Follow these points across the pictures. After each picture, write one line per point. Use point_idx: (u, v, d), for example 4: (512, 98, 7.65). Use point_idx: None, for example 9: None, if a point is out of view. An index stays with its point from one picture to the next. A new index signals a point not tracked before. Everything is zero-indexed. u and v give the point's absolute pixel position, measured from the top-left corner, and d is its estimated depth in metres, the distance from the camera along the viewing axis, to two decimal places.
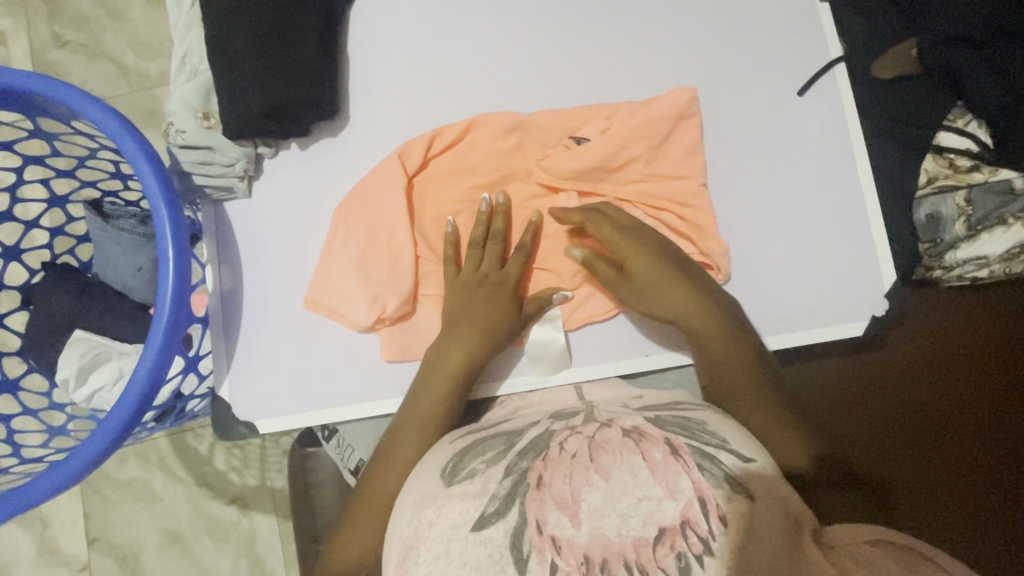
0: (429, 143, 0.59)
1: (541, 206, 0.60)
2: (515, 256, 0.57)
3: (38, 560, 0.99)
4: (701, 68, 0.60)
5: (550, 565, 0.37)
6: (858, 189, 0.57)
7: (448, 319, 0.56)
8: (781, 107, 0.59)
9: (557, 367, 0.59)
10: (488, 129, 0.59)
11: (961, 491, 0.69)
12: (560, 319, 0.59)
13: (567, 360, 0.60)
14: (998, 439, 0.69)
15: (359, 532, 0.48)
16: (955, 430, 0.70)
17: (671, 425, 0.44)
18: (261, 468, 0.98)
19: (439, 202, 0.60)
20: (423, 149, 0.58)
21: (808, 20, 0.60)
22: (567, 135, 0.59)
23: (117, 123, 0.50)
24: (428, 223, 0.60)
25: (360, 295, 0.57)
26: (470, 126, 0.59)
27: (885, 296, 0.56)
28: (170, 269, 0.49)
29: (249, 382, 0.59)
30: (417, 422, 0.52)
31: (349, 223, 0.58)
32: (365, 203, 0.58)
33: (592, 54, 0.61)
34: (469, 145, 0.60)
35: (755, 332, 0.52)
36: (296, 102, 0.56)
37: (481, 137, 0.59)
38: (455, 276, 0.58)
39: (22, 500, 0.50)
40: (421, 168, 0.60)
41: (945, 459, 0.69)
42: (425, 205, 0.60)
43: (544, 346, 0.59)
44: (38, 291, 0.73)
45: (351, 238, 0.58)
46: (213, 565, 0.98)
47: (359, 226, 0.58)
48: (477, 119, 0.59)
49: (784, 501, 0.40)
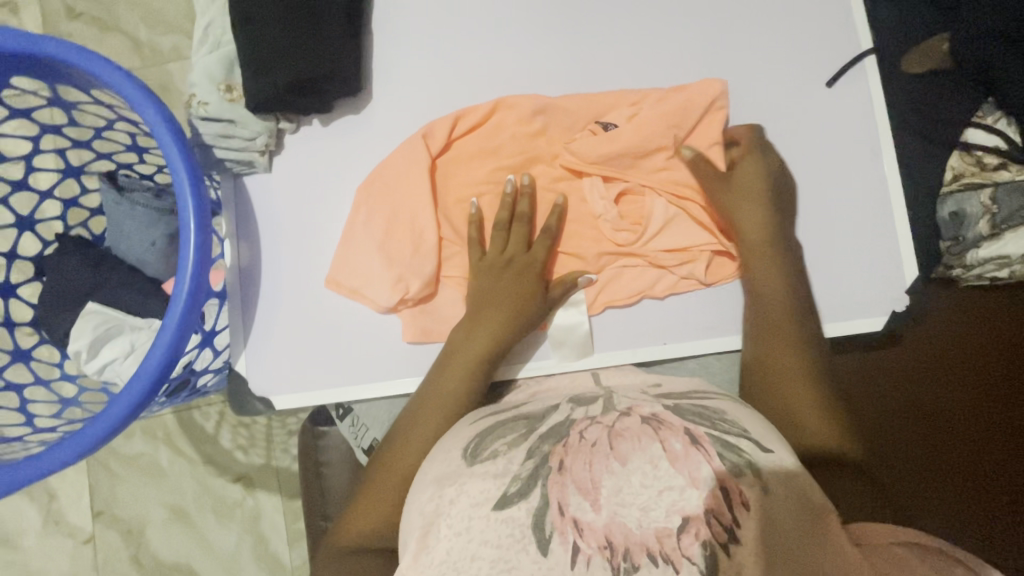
0: (452, 125, 0.58)
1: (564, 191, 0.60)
2: (541, 240, 0.57)
3: (44, 531, 0.99)
4: (729, 56, 0.59)
5: (572, 547, 0.38)
6: (885, 183, 0.57)
7: (472, 301, 0.56)
8: (810, 98, 0.58)
9: (580, 353, 0.59)
10: (513, 112, 0.58)
11: (966, 489, 0.69)
12: (584, 304, 0.59)
13: (590, 347, 0.59)
14: (1007, 439, 0.69)
15: (375, 509, 0.49)
16: (964, 428, 0.70)
17: (690, 414, 0.44)
18: (267, 447, 0.98)
19: (462, 183, 0.59)
20: (448, 130, 0.58)
21: (840, 9, 0.59)
22: (592, 120, 0.59)
23: (139, 91, 0.50)
24: (451, 205, 0.59)
25: (383, 275, 0.56)
26: (495, 107, 0.58)
27: (907, 292, 0.56)
28: (191, 241, 0.49)
29: (267, 358, 0.59)
30: (439, 404, 0.53)
31: (372, 201, 0.57)
32: (387, 183, 0.57)
33: (619, 38, 0.60)
34: (491, 127, 0.59)
35: (776, 321, 0.54)
36: (320, 77, 0.55)
37: (504, 119, 0.59)
38: (480, 258, 0.57)
39: (40, 466, 0.50)
40: (445, 149, 0.59)
41: (952, 457, 0.69)
42: (448, 186, 0.59)
43: (569, 329, 0.58)
44: (52, 262, 0.73)
45: (374, 217, 0.57)
46: (218, 541, 0.99)
47: (382, 207, 0.57)
48: (502, 100, 0.59)
49: (804, 496, 0.41)
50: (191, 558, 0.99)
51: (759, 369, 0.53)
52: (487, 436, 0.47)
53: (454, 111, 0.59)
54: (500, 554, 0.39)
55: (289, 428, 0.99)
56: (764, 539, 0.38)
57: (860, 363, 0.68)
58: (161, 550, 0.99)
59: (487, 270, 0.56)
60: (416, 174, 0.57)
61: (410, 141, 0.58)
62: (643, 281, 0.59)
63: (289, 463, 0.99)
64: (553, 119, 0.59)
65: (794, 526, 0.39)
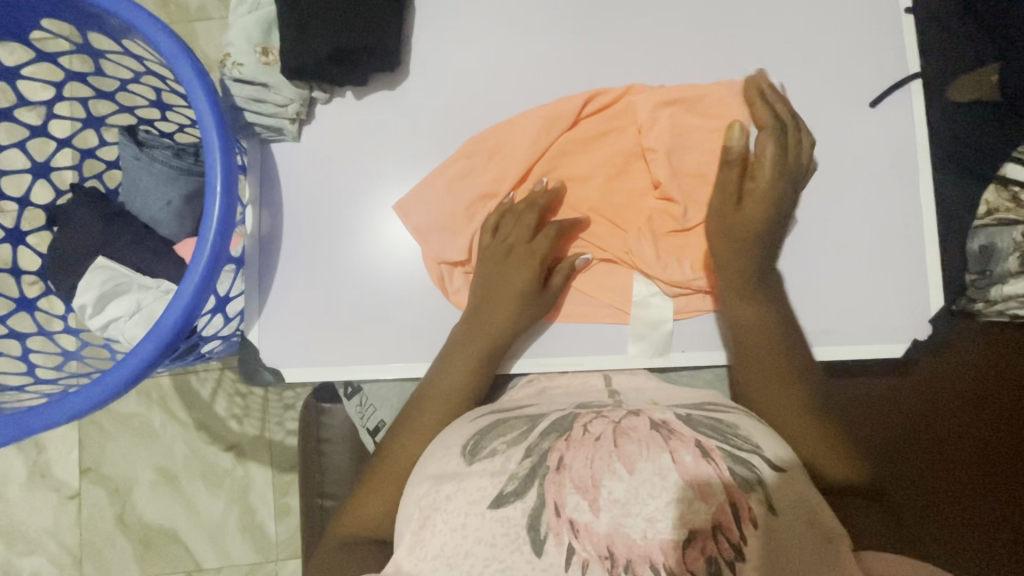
0: (549, 117, 0.57)
1: (596, 186, 0.59)
2: (546, 232, 0.57)
3: (30, 483, 0.98)
4: (775, 67, 0.58)
5: (567, 548, 0.38)
6: (918, 209, 0.56)
7: (479, 290, 0.56)
8: (851, 118, 0.57)
9: (658, 350, 0.56)
10: (644, 100, 0.57)
11: (967, 526, 0.64)
12: (671, 308, 0.57)
13: (668, 346, 0.57)
14: (1008, 479, 0.65)
15: (384, 489, 0.49)
16: (970, 463, 0.65)
17: (702, 426, 0.43)
18: (262, 418, 0.98)
19: (576, 166, 0.59)
20: (576, 110, 0.57)
21: (891, 30, 0.58)
22: (634, 118, 0.58)
23: (175, 45, 0.48)
24: (523, 187, 0.59)
25: (453, 246, 0.58)
26: (625, 93, 0.58)
27: (929, 322, 0.55)
28: (218, 203, 0.48)
29: (281, 329, 0.58)
30: (445, 387, 0.53)
31: (440, 178, 0.58)
32: (471, 161, 0.58)
33: (666, 37, 0.59)
34: (596, 118, 0.59)
35: (750, 322, 0.53)
36: (360, 48, 0.54)
37: (595, 109, 0.58)
38: (484, 246, 0.58)
39: (35, 421, 0.49)
40: (571, 129, 0.58)
41: (955, 490, 0.64)
42: (560, 168, 0.59)
43: (653, 325, 0.57)
44: (65, 213, 0.71)
45: (466, 190, 0.58)
46: (205, 507, 0.98)
47: (443, 187, 0.58)
48: (633, 86, 0.58)
49: (816, 520, 0.41)
50: (177, 522, 0.98)
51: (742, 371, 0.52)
52: (487, 433, 0.45)
53: (586, 90, 0.59)
54: (495, 553, 0.38)
55: (285, 402, 0.98)
56: (770, 554, 0.38)
57: (879, 386, 0.64)
58: (146, 512, 0.98)
59: (498, 260, 0.56)
60: (505, 153, 0.58)
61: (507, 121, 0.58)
62: (666, 285, 0.57)
63: (282, 437, 0.98)
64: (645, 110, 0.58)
65: (802, 545, 0.39)
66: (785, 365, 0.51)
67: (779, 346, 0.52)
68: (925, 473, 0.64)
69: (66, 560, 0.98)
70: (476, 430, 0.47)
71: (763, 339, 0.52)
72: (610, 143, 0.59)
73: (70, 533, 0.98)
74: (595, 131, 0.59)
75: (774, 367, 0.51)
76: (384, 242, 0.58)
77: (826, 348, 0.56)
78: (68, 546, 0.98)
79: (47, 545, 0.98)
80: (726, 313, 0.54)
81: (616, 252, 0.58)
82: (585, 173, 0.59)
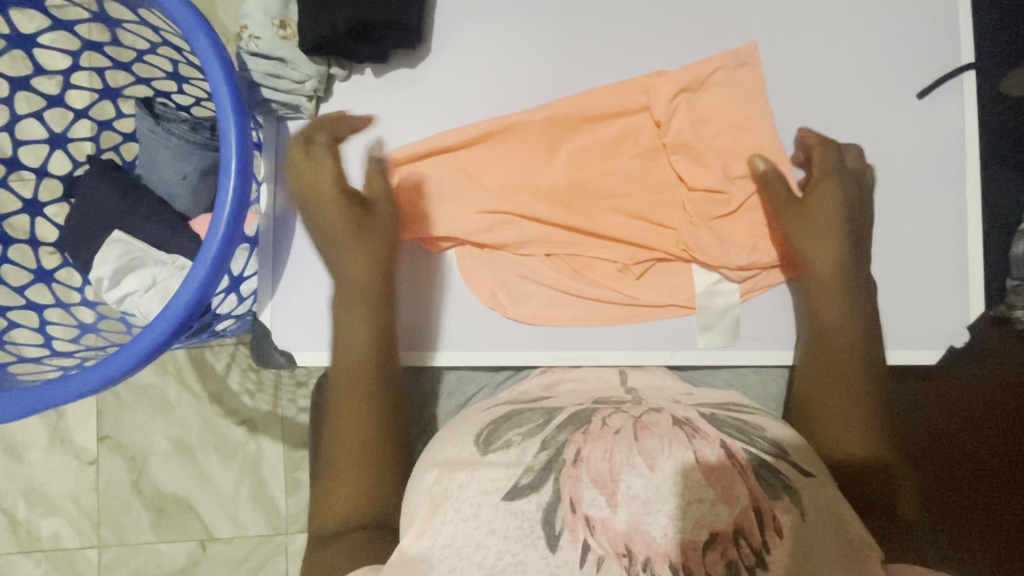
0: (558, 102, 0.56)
1: (608, 177, 0.56)
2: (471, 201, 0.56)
3: (50, 447, 1.01)
4: (819, 53, 0.55)
5: (582, 545, 0.37)
6: (963, 210, 0.53)
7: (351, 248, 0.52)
8: (898, 110, 0.54)
9: (727, 339, 0.55)
10: (659, 85, 0.54)
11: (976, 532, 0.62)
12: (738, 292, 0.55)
13: (733, 339, 0.56)
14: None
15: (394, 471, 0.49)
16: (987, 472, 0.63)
17: (728, 427, 0.42)
18: (275, 395, 0.99)
19: (590, 155, 0.56)
20: (583, 96, 0.55)
21: (946, 16, 0.54)
22: (649, 100, 0.55)
23: (193, 16, 0.47)
24: (534, 176, 0.56)
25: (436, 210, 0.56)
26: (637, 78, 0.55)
27: (967, 328, 0.53)
28: (231, 182, 0.47)
29: (294, 311, 0.57)
30: (356, 355, 0.50)
31: (434, 183, 0.56)
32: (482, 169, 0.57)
33: (705, 19, 0.56)
34: (608, 102, 0.55)
35: (849, 327, 0.50)
36: (382, 23, 0.52)
37: (606, 103, 0.55)
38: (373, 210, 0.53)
39: (49, 394, 0.49)
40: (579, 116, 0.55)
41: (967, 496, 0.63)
42: (569, 155, 0.56)
43: (719, 313, 0.55)
44: (82, 184, 0.71)
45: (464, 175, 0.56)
46: (218, 478, 1.00)
47: (438, 203, 0.56)
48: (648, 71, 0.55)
49: (846, 537, 0.38)
50: (190, 491, 1.00)
51: (813, 381, 0.49)
52: (503, 424, 0.45)
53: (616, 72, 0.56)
54: (508, 546, 0.37)
55: (298, 378, 0.98)
56: (792, 563, 0.36)
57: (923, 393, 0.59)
58: (161, 480, 1.00)
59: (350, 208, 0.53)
60: (513, 162, 0.56)
61: (505, 118, 0.56)
62: (732, 271, 0.55)
63: (294, 414, 0.99)
64: (660, 96, 0.54)
65: (832, 564, 0.37)
66: (872, 374, 0.48)
67: (874, 349, 0.50)
68: (934, 476, 0.62)
69: (85, 522, 1.01)
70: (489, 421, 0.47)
71: (851, 347, 0.49)
72: (627, 129, 0.56)
73: (88, 498, 1.01)
74: (613, 131, 0.56)
75: (858, 375, 0.48)
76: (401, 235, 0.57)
77: None
78: (86, 509, 1.01)
79: (66, 508, 1.01)
80: (823, 315, 0.51)
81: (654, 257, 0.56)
82: (614, 171, 0.56)
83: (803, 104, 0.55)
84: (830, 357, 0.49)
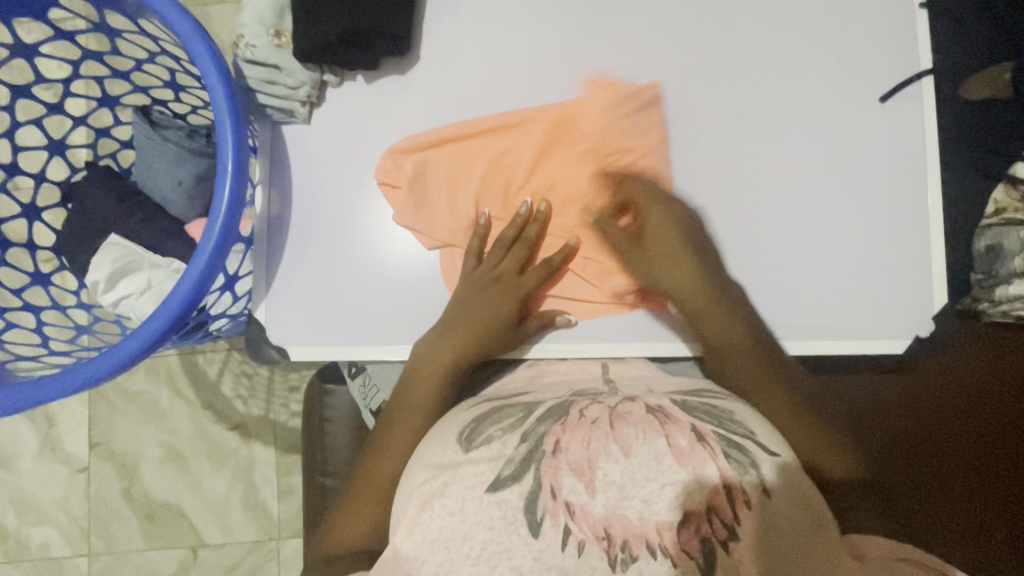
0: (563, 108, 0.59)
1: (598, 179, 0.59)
2: (518, 249, 0.58)
3: (40, 455, 1.01)
4: (787, 60, 0.58)
5: (563, 529, 0.38)
6: (926, 207, 0.56)
7: (454, 308, 0.57)
8: (862, 113, 0.57)
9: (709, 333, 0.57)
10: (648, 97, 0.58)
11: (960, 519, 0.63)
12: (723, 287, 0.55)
13: None
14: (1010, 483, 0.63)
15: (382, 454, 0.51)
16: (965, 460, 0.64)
17: (697, 410, 0.44)
18: (267, 400, 0.99)
19: (580, 160, 0.59)
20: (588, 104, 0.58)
21: (904, 25, 0.58)
22: (645, 113, 0.58)
23: (190, 25, 0.49)
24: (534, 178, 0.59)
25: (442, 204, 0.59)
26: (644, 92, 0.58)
27: (932, 319, 0.55)
28: (228, 181, 0.49)
29: (288, 309, 0.59)
30: (433, 366, 0.55)
31: (439, 176, 0.59)
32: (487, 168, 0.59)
33: (679, 29, 0.59)
34: (608, 110, 0.58)
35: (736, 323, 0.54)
36: (372, 32, 0.55)
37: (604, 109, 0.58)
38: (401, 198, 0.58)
39: (49, 391, 0.50)
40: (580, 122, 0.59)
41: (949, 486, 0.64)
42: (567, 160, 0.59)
43: None
44: (79, 191, 0.72)
45: (472, 171, 0.59)
46: (210, 485, 1.00)
47: (445, 201, 0.59)
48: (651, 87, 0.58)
49: (810, 508, 0.42)
50: (182, 498, 1.00)
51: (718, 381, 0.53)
52: (482, 421, 0.46)
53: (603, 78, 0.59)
54: (492, 536, 0.39)
55: (290, 383, 0.99)
56: (761, 537, 0.38)
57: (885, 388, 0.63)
58: (152, 488, 1.00)
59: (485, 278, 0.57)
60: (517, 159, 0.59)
61: (514, 115, 0.59)
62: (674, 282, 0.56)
63: (286, 419, 0.99)
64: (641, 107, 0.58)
65: (796, 536, 0.40)
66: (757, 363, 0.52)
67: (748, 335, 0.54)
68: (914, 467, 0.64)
69: (75, 531, 1.00)
70: (471, 418, 0.48)
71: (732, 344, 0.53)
72: (625, 135, 0.58)
73: (79, 505, 1.01)
74: (615, 134, 0.58)
75: (742, 368, 0.52)
76: (389, 236, 0.59)
77: (827, 342, 0.56)
78: (76, 518, 1.01)
79: (56, 517, 1.01)
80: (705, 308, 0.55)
81: (637, 255, 0.58)
82: (609, 175, 0.59)
83: (772, 110, 0.58)
84: (724, 354, 0.53)
